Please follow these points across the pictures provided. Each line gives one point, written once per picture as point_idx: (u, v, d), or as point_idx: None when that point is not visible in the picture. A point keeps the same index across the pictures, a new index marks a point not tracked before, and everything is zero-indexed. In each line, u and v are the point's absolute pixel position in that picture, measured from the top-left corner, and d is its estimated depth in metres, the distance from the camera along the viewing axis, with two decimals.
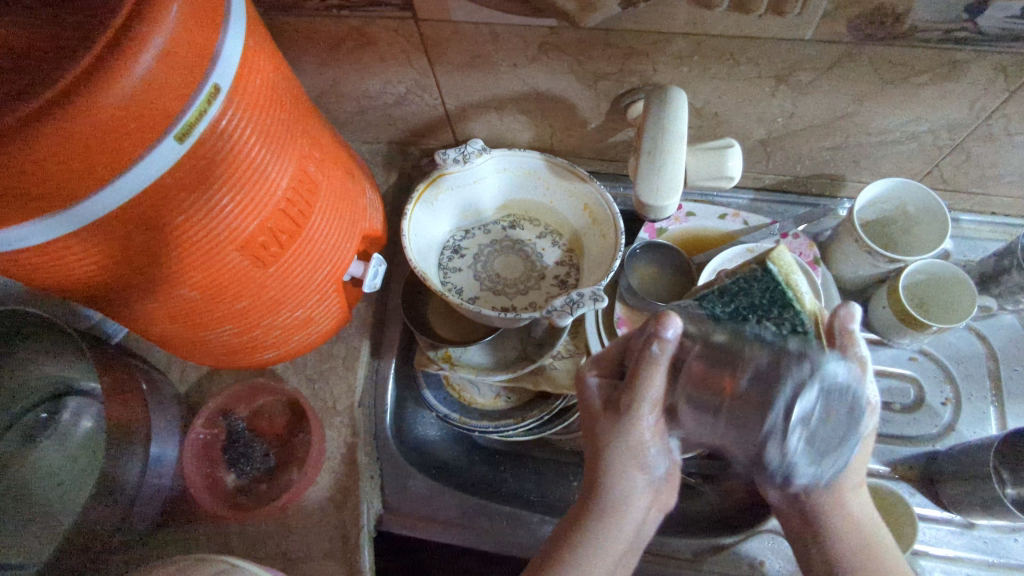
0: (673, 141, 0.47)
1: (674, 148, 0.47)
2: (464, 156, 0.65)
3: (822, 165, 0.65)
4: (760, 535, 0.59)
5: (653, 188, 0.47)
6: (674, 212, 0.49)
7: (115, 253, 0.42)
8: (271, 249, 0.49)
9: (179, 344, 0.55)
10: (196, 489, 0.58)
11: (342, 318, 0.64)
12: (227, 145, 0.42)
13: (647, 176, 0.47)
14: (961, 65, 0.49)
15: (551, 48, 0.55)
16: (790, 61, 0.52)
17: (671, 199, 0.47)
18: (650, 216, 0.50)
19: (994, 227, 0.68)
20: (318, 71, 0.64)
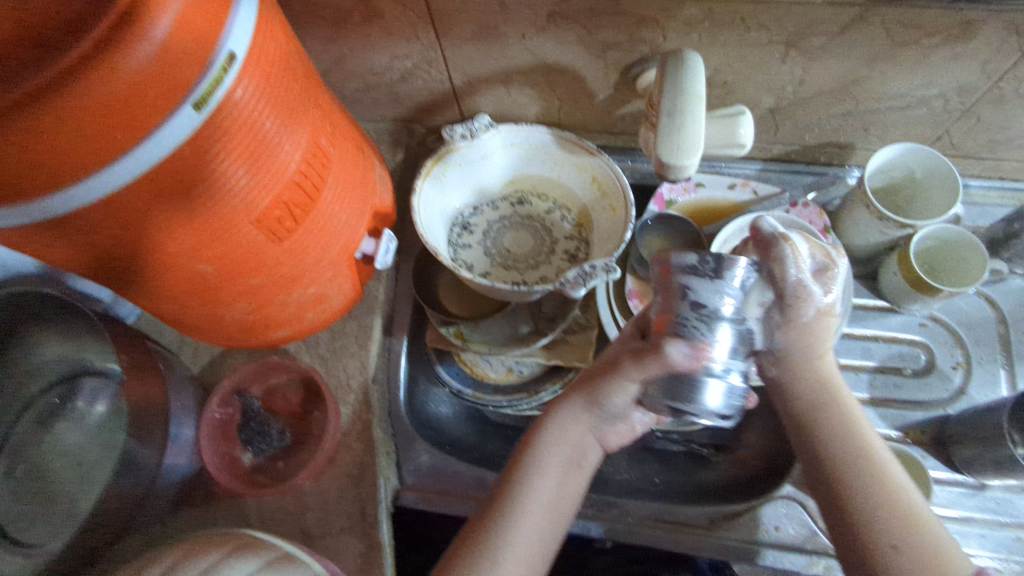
0: (692, 103, 0.46)
1: (693, 110, 0.46)
2: (471, 131, 0.66)
3: (831, 133, 0.65)
4: (778, 500, 0.60)
5: (671, 149, 0.46)
6: (690, 176, 0.49)
7: (135, 231, 0.42)
8: (286, 223, 0.49)
9: (194, 322, 0.55)
10: (213, 469, 0.59)
11: (354, 295, 0.64)
12: (242, 115, 0.42)
13: (665, 137, 0.46)
14: (974, 25, 0.49)
15: (559, 17, 0.55)
16: (801, 25, 0.51)
17: (692, 162, 0.46)
18: (667, 180, 0.49)
19: (1002, 193, 0.68)
20: (323, 46, 0.63)
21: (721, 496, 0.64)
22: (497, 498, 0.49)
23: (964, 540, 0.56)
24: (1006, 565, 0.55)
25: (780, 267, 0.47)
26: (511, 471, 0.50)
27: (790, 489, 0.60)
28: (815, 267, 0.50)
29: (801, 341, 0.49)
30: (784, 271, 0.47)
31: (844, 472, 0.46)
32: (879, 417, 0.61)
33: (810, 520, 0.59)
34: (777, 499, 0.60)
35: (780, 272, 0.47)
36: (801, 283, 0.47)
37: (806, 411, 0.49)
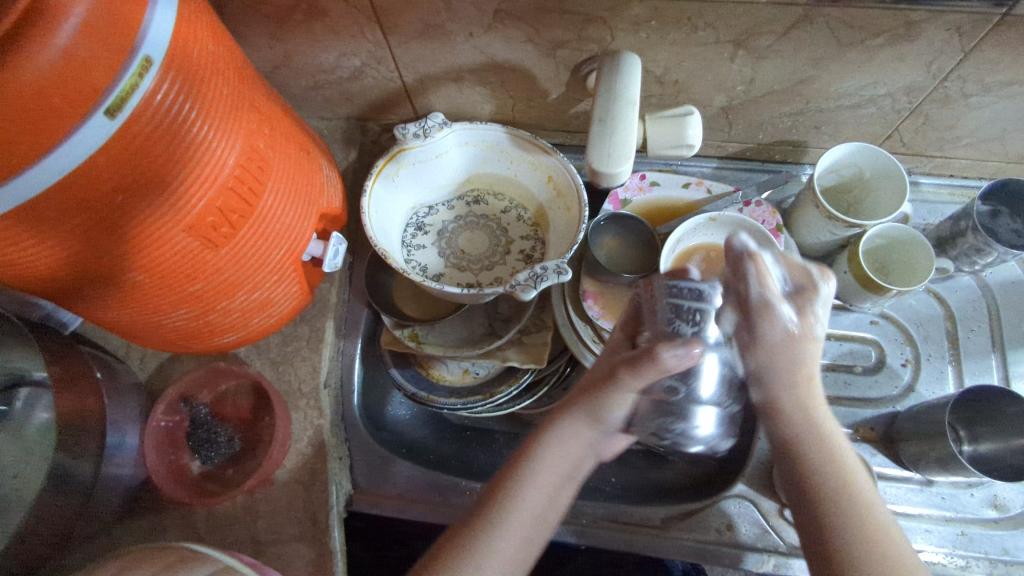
0: (627, 108, 0.45)
1: (626, 113, 0.45)
2: (424, 130, 0.65)
3: (784, 132, 0.65)
4: (729, 499, 0.60)
5: (604, 153, 0.44)
6: (626, 182, 0.48)
7: (54, 237, 0.41)
8: (222, 229, 0.47)
9: (135, 331, 0.53)
10: (157, 478, 0.57)
11: (303, 299, 0.63)
12: (165, 119, 0.40)
13: (598, 140, 0.45)
14: (917, 26, 0.49)
15: (506, 15, 0.54)
16: (747, 25, 0.51)
17: (624, 167, 0.46)
18: (603, 186, 0.48)
19: (952, 190, 0.68)
20: (268, 44, 0.61)
21: (676, 496, 0.65)
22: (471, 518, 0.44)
23: (910, 536, 0.57)
24: (950, 559, 0.56)
25: (742, 286, 0.43)
26: (503, 475, 0.45)
27: (742, 488, 0.61)
28: (793, 288, 0.44)
29: (782, 372, 0.43)
30: (747, 289, 0.43)
31: (834, 512, 0.41)
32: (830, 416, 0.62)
33: (762, 518, 0.59)
34: (729, 497, 0.60)
35: (745, 291, 0.43)
36: (765, 298, 0.43)
37: (796, 456, 0.43)
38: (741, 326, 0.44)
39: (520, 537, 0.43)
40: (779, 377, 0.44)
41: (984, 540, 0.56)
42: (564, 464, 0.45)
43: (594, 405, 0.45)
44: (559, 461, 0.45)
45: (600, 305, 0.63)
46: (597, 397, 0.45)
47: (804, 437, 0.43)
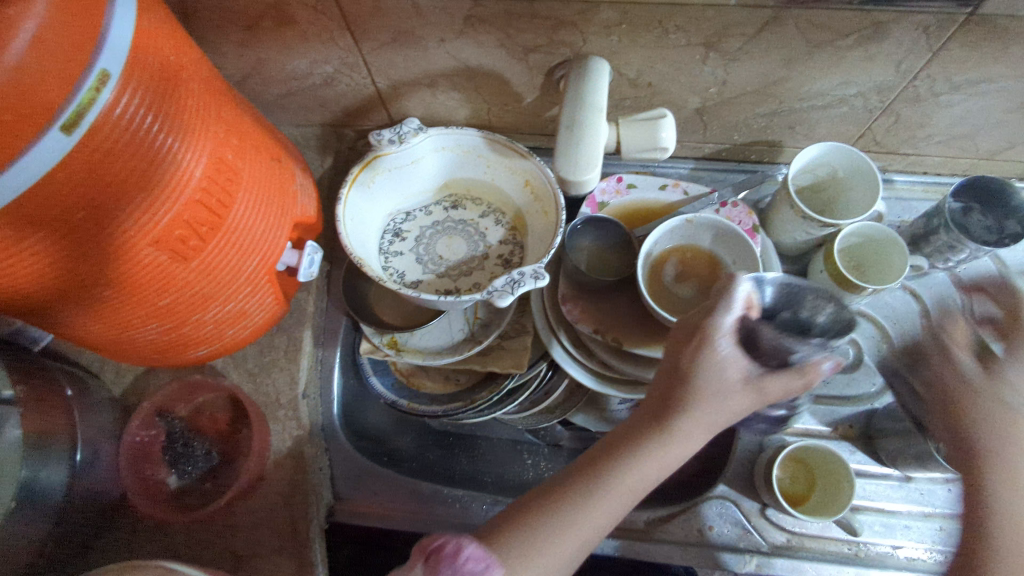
0: (591, 115, 0.44)
1: (593, 118, 0.44)
2: (399, 136, 0.64)
3: (758, 132, 0.65)
4: (710, 500, 0.60)
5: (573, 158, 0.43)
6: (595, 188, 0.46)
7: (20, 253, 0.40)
8: (191, 242, 0.47)
9: (107, 347, 0.53)
10: (134, 496, 0.57)
11: (279, 309, 0.62)
12: (126, 132, 0.40)
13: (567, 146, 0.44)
14: (884, 26, 0.49)
15: (476, 21, 0.53)
16: (718, 27, 0.51)
17: (592, 175, 0.44)
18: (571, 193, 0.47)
19: (926, 187, 0.69)
20: (238, 52, 0.61)
21: (658, 498, 0.65)
22: (555, 489, 0.44)
23: (889, 532, 0.58)
24: (929, 554, 0.57)
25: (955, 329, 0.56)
26: (610, 453, 0.44)
27: (724, 488, 0.61)
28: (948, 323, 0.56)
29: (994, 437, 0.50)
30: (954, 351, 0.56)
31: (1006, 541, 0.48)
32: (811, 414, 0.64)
33: (744, 519, 0.59)
34: (711, 499, 0.60)
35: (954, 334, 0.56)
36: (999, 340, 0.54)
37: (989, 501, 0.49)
38: (975, 365, 0.54)
39: (599, 524, 0.43)
40: (992, 423, 0.51)
41: (962, 534, 0.58)
42: (667, 462, 0.43)
43: (716, 383, 0.43)
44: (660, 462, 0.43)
45: (579, 309, 0.63)
46: (716, 400, 0.43)
47: (1002, 483, 0.49)
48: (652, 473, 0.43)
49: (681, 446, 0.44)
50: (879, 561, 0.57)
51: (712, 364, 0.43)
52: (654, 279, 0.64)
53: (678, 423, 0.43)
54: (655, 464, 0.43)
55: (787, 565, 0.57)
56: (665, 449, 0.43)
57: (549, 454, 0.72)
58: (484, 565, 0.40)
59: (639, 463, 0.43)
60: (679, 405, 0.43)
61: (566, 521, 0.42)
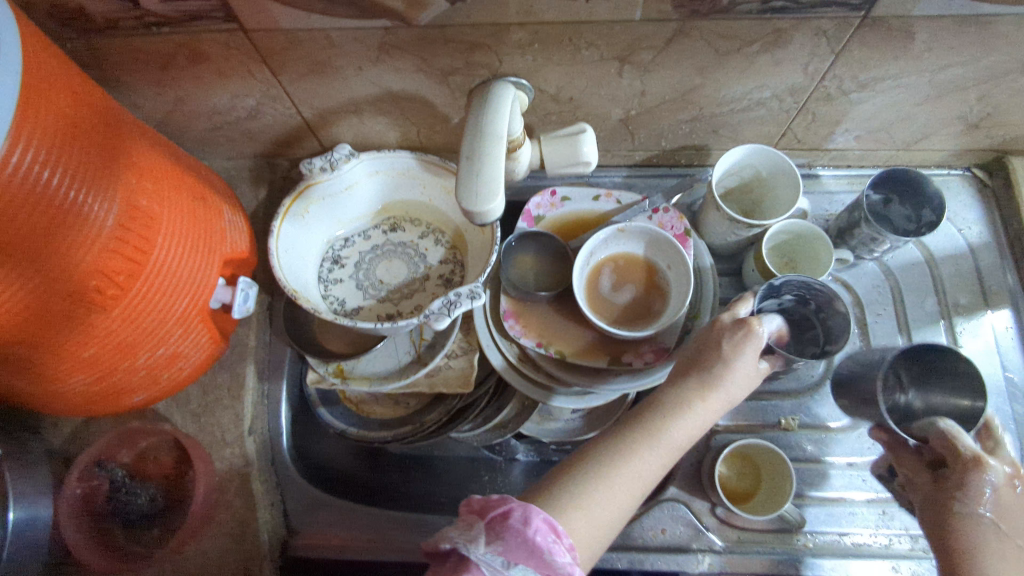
0: (489, 142, 0.42)
1: (493, 149, 0.42)
2: (330, 163, 0.64)
3: (684, 137, 0.66)
4: (662, 503, 0.61)
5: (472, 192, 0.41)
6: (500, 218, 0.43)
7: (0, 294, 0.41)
8: (110, 291, 0.46)
9: (34, 401, 0.51)
10: (78, 550, 0.55)
11: (216, 346, 0.61)
12: (21, 190, 0.39)
13: (467, 179, 0.41)
14: (786, 32, 0.50)
15: (391, 48, 0.54)
16: (627, 42, 0.52)
17: (496, 203, 0.41)
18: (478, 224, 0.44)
19: (851, 180, 0.71)
20: (156, 90, 0.60)
21: None
22: (594, 450, 0.46)
23: (835, 520, 0.60)
24: (874, 538, 0.59)
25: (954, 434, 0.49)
26: (640, 419, 0.47)
27: (675, 491, 0.62)
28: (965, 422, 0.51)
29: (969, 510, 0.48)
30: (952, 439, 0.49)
31: None
32: (752, 409, 0.64)
33: (695, 519, 0.60)
34: (663, 501, 0.61)
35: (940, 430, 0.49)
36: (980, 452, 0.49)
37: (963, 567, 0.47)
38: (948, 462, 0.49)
39: (635, 487, 0.45)
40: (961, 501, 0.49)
41: (904, 517, 0.59)
42: (691, 430, 0.47)
43: (740, 364, 0.48)
44: (700, 422, 0.47)
45: (521, 323, 0.63)
46: (739, 381, 0.48)
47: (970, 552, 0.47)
48: (682, 438, 0.47)
49: (706, 415, 0.48)
50: (827, 549, 0.58)
51: (744, 358, 0.48)
52: (592, 289, 0.64)
53: (707, 390, 0.47)
54: (684, 430, 0.47)
55: (739, 561, 0.58)
56: (694, 415, 0.47)
57: (505, 469, 0.71)
58: (553, 539, 0.38)
59: (673, 427, 0.46)
60: (710, 374, 0.47)
61: (611, 476, 0.44)
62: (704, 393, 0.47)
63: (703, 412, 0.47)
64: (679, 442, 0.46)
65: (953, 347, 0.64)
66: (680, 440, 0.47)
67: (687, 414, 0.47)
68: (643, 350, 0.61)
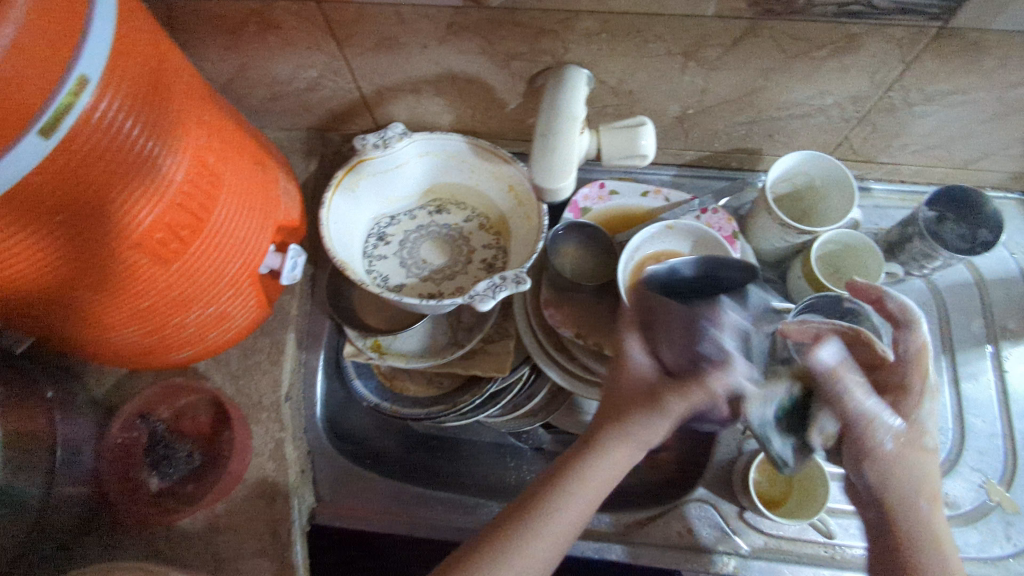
0: (566, 121, 0.46)
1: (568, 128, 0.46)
2: (384, 141, 0.65)
3: (738, 140, 0.66)
4: (691, 503, 0.61)
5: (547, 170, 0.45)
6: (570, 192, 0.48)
7: (70, 242, 0.42)
8: (171, 245, 0.47)
9: (85, 349, 0.52)
10: (113, 496, 0.57)
11: (261, 311, 0.62)
12: (101, 138, 0.40)
13: (543, 156, 0.45)
14: (858, 38, 0.50)
15: (459, 28, 0.54)
16: (695, 37, 0.52)
17: (567, 181, 0.46)
18: (547, 197, 0.49)
19: (903, 196, 0.70)
20: (223, 56, 0.61)
21: (637, 501, 0.66)
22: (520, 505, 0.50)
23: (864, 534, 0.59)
24: None
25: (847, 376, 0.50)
26: (556, 470, 0.51)
27: (703, 492, 0.62)
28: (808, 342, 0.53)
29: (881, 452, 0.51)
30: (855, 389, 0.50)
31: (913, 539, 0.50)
32: None
33: (722, 521, 0.60)
34: (690, 501, 0.61)
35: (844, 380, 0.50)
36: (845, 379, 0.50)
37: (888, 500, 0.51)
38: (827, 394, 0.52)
39: (558, 534, 0.48)
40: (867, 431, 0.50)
41: None
42: (607, 472, 0.51)
43: (647, 406, 0.51)
44: (612, 467, 0.51)
45: (560, 314, 0.63)
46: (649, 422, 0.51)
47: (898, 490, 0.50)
48: (598, 482, 0.50)
49: (621, 457, 0.51)
50: (854, 563, 0.57)
51: (644, 401, 0.51)
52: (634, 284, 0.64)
53: (615, 437, 0.51)
54: (600, 474, 0.50)
55: (765, 567, 0.58)
56: (606, 459, 0.51)
57: (531, 457, 0.72)
58: None
59: (588, 473, 0.50)
60: (614, 421, 0.51)
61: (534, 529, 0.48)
62: (618, 439, 0.51)
63: (615, 453, 0.51)
64: (597, 487, 0.50)
65: (998, 371, 0.63)
66: (597, 485, 0.50)
67: (600, 457, 0.50)
68: None
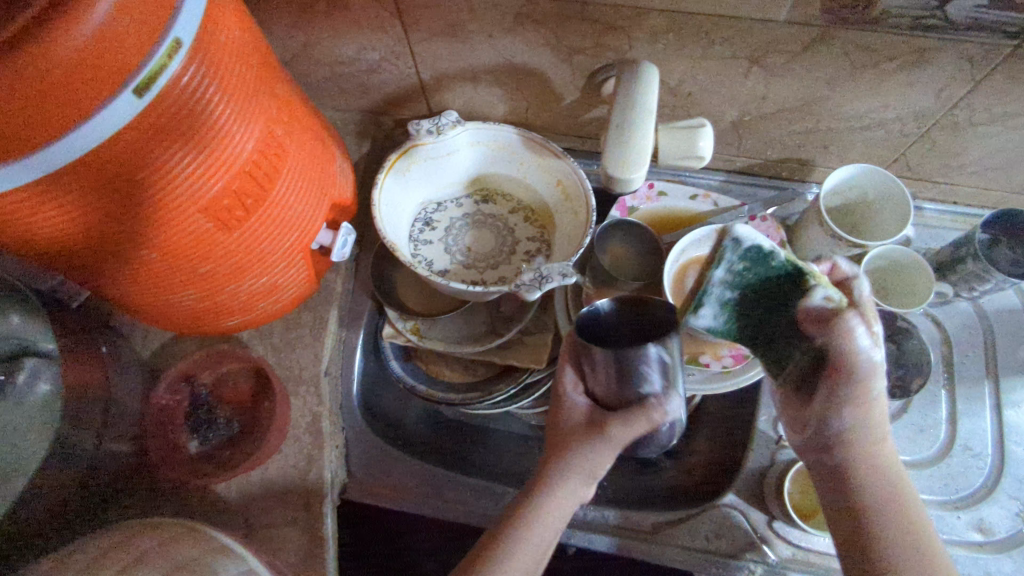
0: (641, 114, 0.47)
1: (643, 122, 0.48)
2: (437, 128, 0.65)
3: (793, 149, 0.66)
4: (718, 509, 0.61)
5: (620, 161, 0.47)
6: (641, 184, 0.50)
7: (145, 202, 0.43)
8: (236, 212, 0.48)
9: (141, 308, 0.54)
10: (155, 458, 0.59)
11: (309, 286, 0.63)
12: (186, 101, 0.41)
13: (617, 147, 0.48)
14: (930, 53, 0.49)
15: (527, 19, 0.55)
16: (764, 42, 0.52)
17: (639, 172, 0.48)
18: (619, 188, 0.51)
19: (955, 217, 0.69)
20: (289, 33, 0.62)
21: (664, 502, 0.66)
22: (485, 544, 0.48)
23: None
24: None
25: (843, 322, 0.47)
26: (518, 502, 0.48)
27: (732, 498, 0.61)
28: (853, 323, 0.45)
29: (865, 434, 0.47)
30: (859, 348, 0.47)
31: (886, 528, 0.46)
32: None
33: (750, 529, 0.60)
34: (719, 506, 0.61)
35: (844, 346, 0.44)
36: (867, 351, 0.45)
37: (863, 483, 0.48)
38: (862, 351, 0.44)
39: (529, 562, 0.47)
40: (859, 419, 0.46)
41: (969, 562, 0.56)
42: (570, 491, 0.47)
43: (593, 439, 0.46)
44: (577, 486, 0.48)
45: None
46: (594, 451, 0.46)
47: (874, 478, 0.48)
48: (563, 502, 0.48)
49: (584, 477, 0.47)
50: None
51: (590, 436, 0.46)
52: (677, 287, 0.64)
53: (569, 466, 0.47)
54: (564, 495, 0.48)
55: None
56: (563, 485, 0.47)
57: None
58: None
59: (547, 500, 0.47)
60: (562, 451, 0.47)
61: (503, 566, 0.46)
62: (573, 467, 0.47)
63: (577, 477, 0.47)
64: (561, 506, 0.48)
65: None
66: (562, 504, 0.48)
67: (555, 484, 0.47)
68: (722, 353, 0.61)
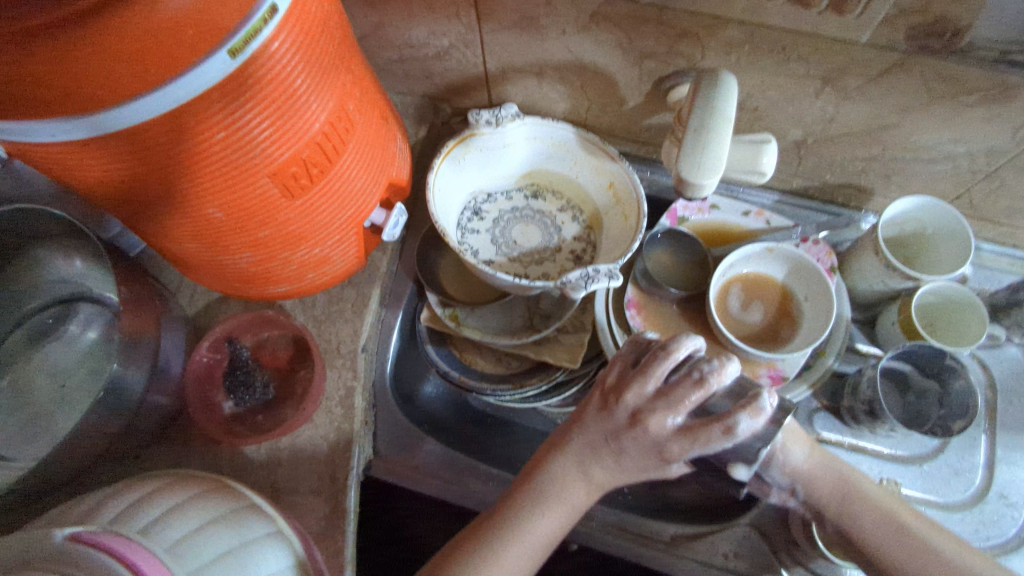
0: (720, 120, 0.47)
1: (720, 128, 0.47)
2: (497, 119, 0.66)
3: (852, 175, 0.65)
4: (739, 528, 0.61)
5: (693, 167, 0.47)
6: (710, 192, 0.49)
7: (221, 162, 0.44)
8: (302, 180, 0.49)
9: (197, 265, 0.55)
10: (194, 411, 0.60)
11: (357, 262, 0.64)
12: (272, 67, 0.42)
13: (690, 153, 0.47)
14: (1013, 89, 0.48)
15: (602, 19, 0.55)
16: (841, 63, 0.51)
17: (710, 180, 0.47)
18: (687, 195, 0.50)
19: (1012, 261, 0.68)
20: (364, 13, 0.63)
21: (684, 516, 0.65)
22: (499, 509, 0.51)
23: None
24: None
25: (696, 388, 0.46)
26: (532, 471, 0.52)
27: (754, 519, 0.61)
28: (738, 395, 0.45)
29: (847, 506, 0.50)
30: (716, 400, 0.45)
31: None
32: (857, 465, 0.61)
33: (770, 552, 0.59)
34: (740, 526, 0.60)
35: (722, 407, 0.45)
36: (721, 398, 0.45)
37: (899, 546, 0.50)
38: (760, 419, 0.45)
39: (539, 537, 0.49)
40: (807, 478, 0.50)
41: None
42: (582, 478, 0.51)
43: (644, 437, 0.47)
44: (594, 474, 0.51)
45: (642, 317, 0.64)
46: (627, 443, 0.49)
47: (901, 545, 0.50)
48: (575, 488, 0.50)
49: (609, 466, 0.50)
50: None
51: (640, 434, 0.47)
52: (721, 300, 0.64)
53: (597, 449, 0.50)
54: (584, 477, 0.50)
55: None
56: (585, 466, 0.50)
57: None
58: None
59: (565, 480, 0.50)
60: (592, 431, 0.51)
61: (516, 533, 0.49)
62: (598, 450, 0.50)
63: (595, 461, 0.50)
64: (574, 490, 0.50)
65: None
66: (577, 492, 0.50)
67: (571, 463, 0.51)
68: (760, 372, 0.59)
